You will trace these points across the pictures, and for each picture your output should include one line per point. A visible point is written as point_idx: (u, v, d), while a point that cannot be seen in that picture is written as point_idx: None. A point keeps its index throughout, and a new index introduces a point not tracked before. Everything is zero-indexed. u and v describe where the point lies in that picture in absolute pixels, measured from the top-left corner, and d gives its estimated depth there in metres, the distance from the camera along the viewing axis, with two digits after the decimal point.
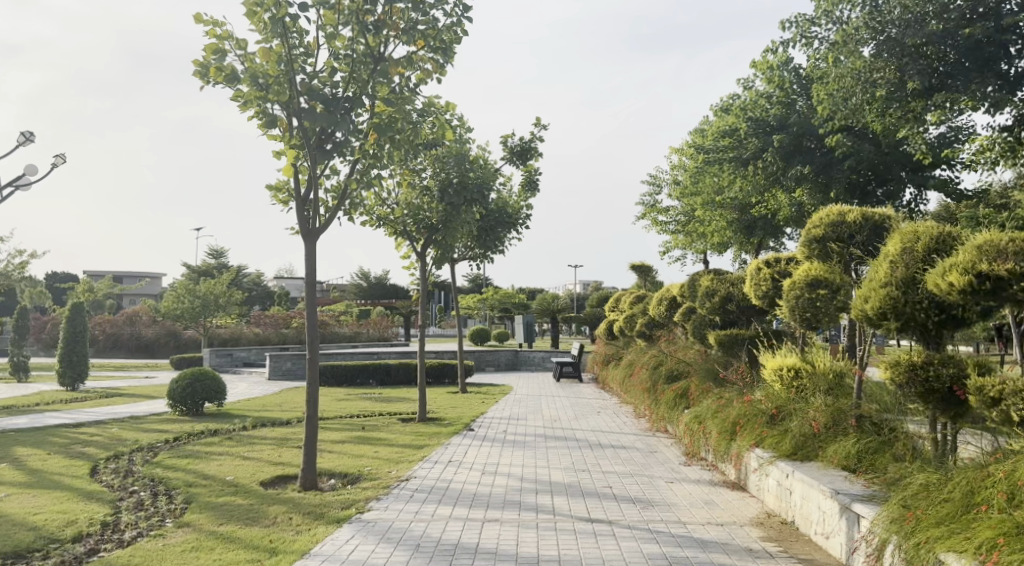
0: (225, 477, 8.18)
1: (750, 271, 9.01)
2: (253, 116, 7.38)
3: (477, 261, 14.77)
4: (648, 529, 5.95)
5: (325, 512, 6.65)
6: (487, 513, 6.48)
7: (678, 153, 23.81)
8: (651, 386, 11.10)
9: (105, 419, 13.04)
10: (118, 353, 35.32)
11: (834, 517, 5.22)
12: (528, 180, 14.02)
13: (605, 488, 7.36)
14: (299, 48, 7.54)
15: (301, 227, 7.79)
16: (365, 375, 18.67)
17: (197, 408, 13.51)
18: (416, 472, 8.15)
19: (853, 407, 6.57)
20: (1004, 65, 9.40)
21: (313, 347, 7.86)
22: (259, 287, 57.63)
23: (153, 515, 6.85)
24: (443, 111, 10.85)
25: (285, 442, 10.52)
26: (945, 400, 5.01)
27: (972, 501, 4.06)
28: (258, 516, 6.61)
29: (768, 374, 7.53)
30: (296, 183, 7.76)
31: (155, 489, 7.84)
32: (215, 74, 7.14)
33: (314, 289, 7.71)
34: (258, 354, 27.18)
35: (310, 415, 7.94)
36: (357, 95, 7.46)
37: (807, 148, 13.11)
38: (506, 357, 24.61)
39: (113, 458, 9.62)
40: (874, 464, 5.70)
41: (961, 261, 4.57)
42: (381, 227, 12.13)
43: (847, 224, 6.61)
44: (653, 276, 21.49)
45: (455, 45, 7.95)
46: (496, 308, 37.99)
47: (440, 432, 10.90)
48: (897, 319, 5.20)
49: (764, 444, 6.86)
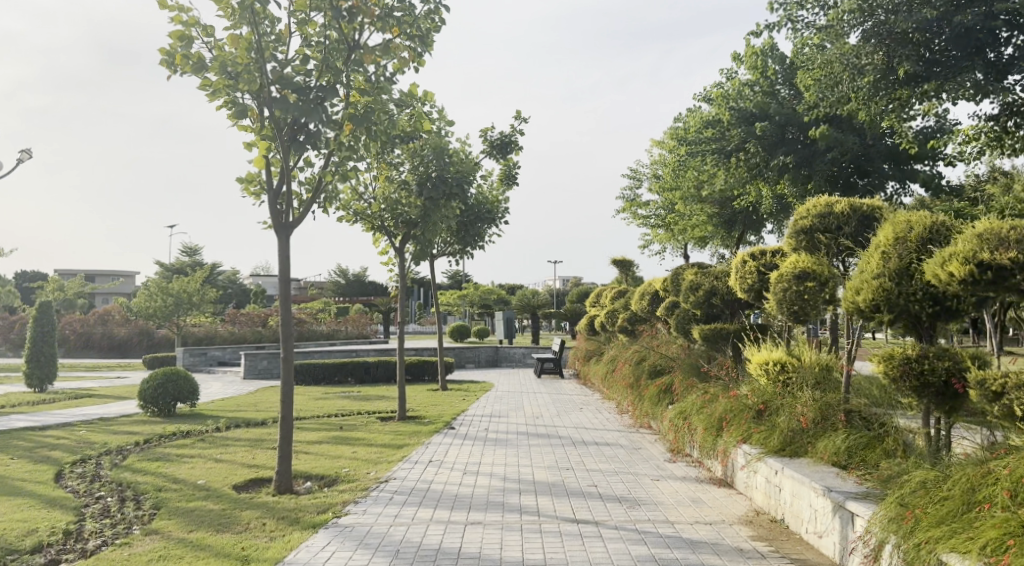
0: (197, 481, 7.89)
1: (735, 264, 8.86)
2: (221, 106, 7.08)
3: (456, 257, 14.47)
4: (636, 530, 5.77)
5: (300, 517, 6.40)
6: (470, 515, 6.27)
7: (658, 147, 23.71)
8: (634, 381, 10.94)
9: (73, 421, 12.64)
10: (90, 353, 34.61)
11: (827, 515, 5.07)
12: (507, 174, 13.79)
13: (589, 487, 7.17)
14: (270, 35, 7.28)
15: (273, 221, 7.49)
16: (343, 374, 18.38)
17: (169, 408, 13.17)
18: (396, 473, 7.91)
19: (842, 402, 6.43)
20: (992, 53, 9.15)
21: (288, 346, 7.59)
22: (235, 285, 56.95)
23: (119, 522, 6.55)
24: (421, 102, 10.60)
25: (260, 443, 10.23)
26: (941, 393, 4.87)
27: (973, 500, 3.91)
28: (229, 522, 6.34)
29: (754, 369, 7.37)
30: (268, 175, 7.48)
31: (122, 494, 7.54)
32: (182, 62, 6.86)
33: (288, 285, 7.42)
34: (233, 352, 26.77)
35: (284, 416, 7.67)
36: (331, 84, 7.17)
37: (790, 139, 12.98)
38: (487, 353, 24.38)
39: (80, 462, 9.28)
40: (865, 460, 5.56)
41: (963, 250, 4.44)
42: (358, 222, 11.84)
43: (835, 215, 6.45)
44: (634, 271, 21.35)
45: (434, 32, 7.71)
46: (476, 304, 37.77)
47: (421, 431, 10.65)
48: (889, 311, 5.06)
49: (752, 440, 6.70)
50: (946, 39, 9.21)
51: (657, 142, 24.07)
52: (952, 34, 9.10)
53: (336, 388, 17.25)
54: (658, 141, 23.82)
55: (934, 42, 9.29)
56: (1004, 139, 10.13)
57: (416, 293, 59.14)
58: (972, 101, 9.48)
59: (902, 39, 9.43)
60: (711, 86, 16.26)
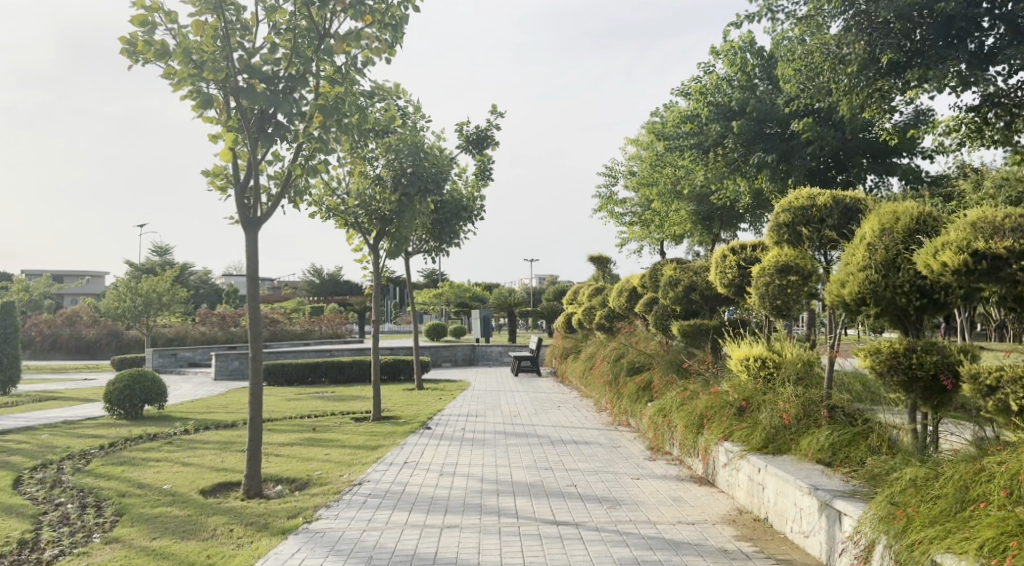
0: (161, 486, 7.59)
1: (715, 258, 8.74)
2: (186, 96, 6.81)
3: (432, 254, 14.23)
4: (617, 532, 5.59)
5: (270, 522, 6.16)
6: (445, 518, 6.07)
7: (634, 144, 23.64)
8: (613, 379, 10.80)
9: (35, 425, 12.22)
10: (56, 355, 33.84)
11: (813, 515, 4.93)
12: (482, 171, 13.59)
13: (569, 487, 6.99)
14: (236, 23, 7.00)
15: (241, 217, 7.22)
16: (317, 374, 18.07)
17: (136, 411, 12.83)
18: (370, 476, 7.67)
19: (823, 398, 6.30)
20: (972, 44, 9.15)
21: (256, 345, 7.34)
22: (206, 285, 56.15)
23: (79, 529, 6.27)
24: (394, 94, 10.37)
25: (229, 446, 9.93)
26: (928, 388, 4.76)
27: (966, 497, 3.80)
28: (195, 529, 6.08)
29: (735, 364, 7.21)
30: (235, 169, 7.22)
31: (84, 500, 7.23)
32: (144, 49, 6.57)
33: (256, 283, 7.16)
34: (204, 353, 26.30)
35: (253, 418, 7.40)
36: (300, 74, 6.92)
37: (768, 133, 12.91)
38: (464, 352, 24.13)
39: (41, 467, 8.95)
40: (850, 456, 5.43)
41: (955, 239, 4.34)
42: (331, 218, 11.59)
43: (817, 207, 6.30)
44: (611, 268, 21.23)
45: (405, 23, 7.49)
46: (452, 303, 37.49)
47: (396, 431, 10.42)
48: (876, 303, 4.97)
49: (734, 438, 6.57)
50: (927, 29, 9.17)
51: (634, 139, 24.01)
52: (936, 22, 9.06)
53: (310, 388, 16.94)
54: (635, 137, 23.77)
55: (916, 32, 9.24)
56: (984, 131, 10.13)
57: (391, 292, 58.69)
58: (954, 92, 9.45)
59: (884, 28, 9.39)
60: (689, 79, 16.18)
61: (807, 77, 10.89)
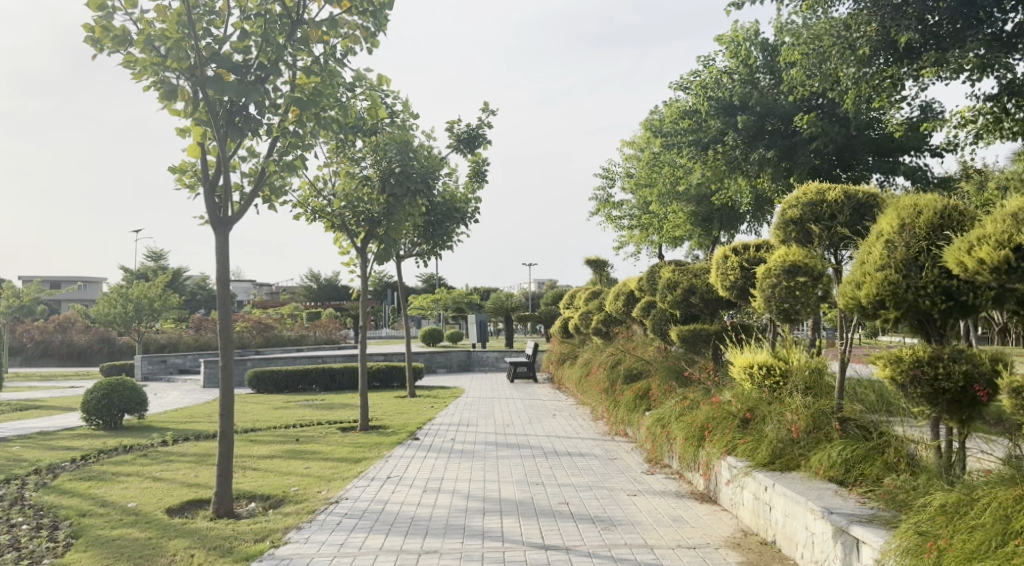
0: (126, 504, 7.10)
1: (716, 259, 8.25)
2: (148, 86, 6.31)
3: (424, 257, 13.74)
4: (611, 557, 5.10)
5: (235, 546, 5.68)
6: (425, 542, 5.57)
7: (632, 145, 23.17)
8: (610, 387, 10.31)
9: (8, 437, 11.72)
10: (50, 361, 33.50)
11: (827, 542, 4.40)
12: (475, 172, 13.12)
13: (560, 505, 6.51)
14: (204, 8, 6.46)
15: (210, 216, 6.70)
16: (307, 382, 17.62)
17: (115, 421, 12.26)
18: (349, 493, 7.18)
19: (834, 409, 5.81)
20: (991, 28, 8.69)
21: (227, 353, 6.84)
22: (203, 290, 55.68)
23: (28, 555, 5.77)
24: (376, 89, 9.88)
25: (206, 458, 9.45)
26: (957, 400, 4.27)
27: (1007, 530, 3.36)
28: (153, 554, 5.59)
29: (737, 372, 6.69)
30: (204, 165, 6.72)
31: (40, 520, 6.74)
32: (102, 35, 6.06)
33: (222, 285, 6.64)
34: (195, 360, 25.79)
35: (223, 431, 6.90)
36: (272, 61, 6.37)
37: (771, 129, 12.47)
38: (460, 358, 23.64)
39: (3, 483, 8.44)
40: (865, 474, 4.97)
41: (993, 233, 3.97)
42: (317, 220, 11.11)
43: (828, 203, 5.85)
44: (609, 272, 20.68)
45: (387, 8, 6.84)
46: (450, 308, 36.89)
47: (382, 442, 9.93)
48: (897, 306, 4.48)
49: (737, 452, 6.07)
50: (944, 12, 8.71)
51: (632, 140, 23.51)
52: (952, 5, 8.59)
53: (299, 396, 16.46)
54: (633, 138, 23.27)
55: (931, 14, 8.77)
56: (1003, 122, 9.62)
57: (389, 297, 58.08)
58: (975, 78, 8.94)
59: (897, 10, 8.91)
60: (689, 74, 15.67)
61: (814, 63, 10.43)
